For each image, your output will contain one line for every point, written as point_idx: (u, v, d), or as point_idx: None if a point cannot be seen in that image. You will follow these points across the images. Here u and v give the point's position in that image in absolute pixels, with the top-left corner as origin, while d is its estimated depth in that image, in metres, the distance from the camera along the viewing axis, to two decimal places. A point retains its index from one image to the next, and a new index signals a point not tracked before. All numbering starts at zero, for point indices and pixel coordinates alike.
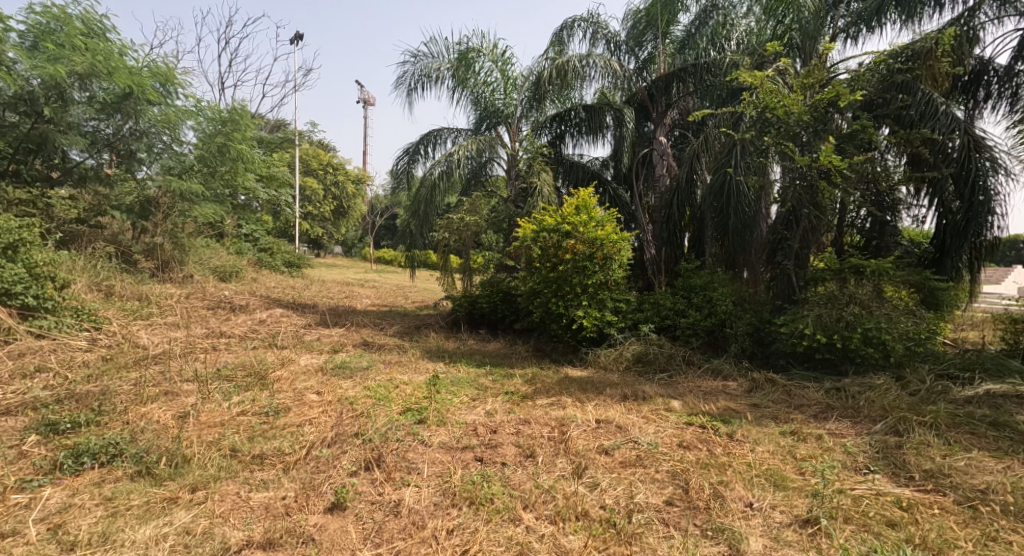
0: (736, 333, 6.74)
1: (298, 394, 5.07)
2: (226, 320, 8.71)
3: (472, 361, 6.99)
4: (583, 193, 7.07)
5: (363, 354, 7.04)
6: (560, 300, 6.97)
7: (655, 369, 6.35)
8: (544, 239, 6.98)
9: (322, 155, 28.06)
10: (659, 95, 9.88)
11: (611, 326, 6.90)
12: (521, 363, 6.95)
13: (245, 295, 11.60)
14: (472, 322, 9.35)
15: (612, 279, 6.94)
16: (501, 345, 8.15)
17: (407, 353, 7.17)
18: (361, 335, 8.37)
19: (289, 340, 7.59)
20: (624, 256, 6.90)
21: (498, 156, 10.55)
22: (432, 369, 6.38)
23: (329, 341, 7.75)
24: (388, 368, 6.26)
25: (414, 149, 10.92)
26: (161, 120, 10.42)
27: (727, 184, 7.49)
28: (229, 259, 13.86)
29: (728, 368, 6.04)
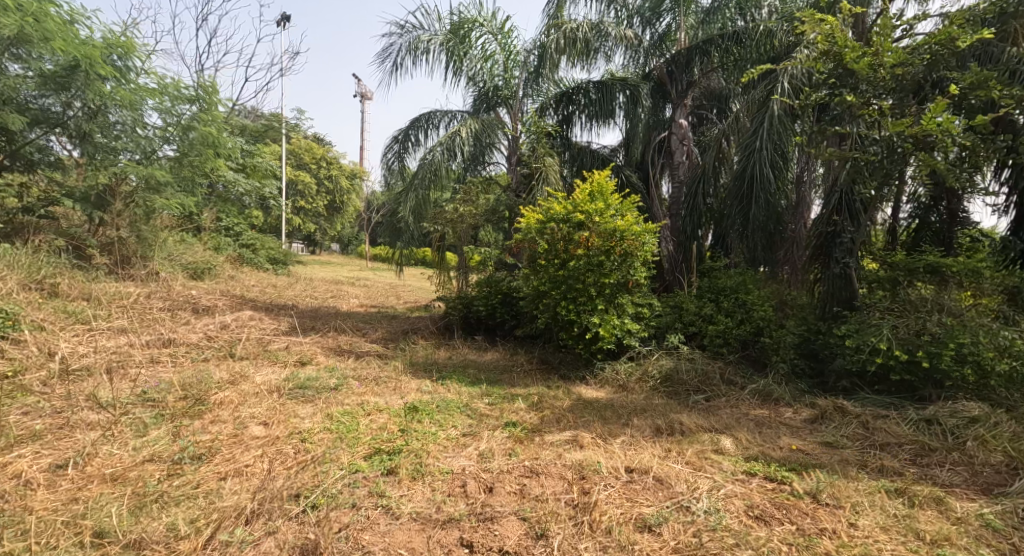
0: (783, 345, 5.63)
1: (239, 425, 3.95)
2: (183, 324, 7.57)
3: (464, 377, 5.86)
4: (597, 177, 5.97)
5: (335, 367, 5.91)
6: (571, 304, 5.79)
7: (689, 389, 5.23)
8: (551, 232, 5.88)
9: (315, 148, 26.81)
10: (679, 71, 8.74)
11: (632, 336, 5.75)
12: (523, 380, 5.83)
13: (215, 294, 10.44)
14: (465, 328, 8.19)
15: (634, 279, 5.77)
16: (499, 356, 7.01)
17: (389, 367, 6.04)
18: (337, 343, 7.23)
19: (250, 350, 6.43)
20: (648, 250, 5.72)
21: (498, 142, 9.44)
22: (416, 389, 5.25)
23: (296, 351, 6.61)
24: (361, 388, 5.14)
25: (403, 135, 9.76)
26: (118, 98, 9.18)
27: (758, 168, 6.40)
28: (203, 255, 12.70)
29: (780, 391, 4.93)
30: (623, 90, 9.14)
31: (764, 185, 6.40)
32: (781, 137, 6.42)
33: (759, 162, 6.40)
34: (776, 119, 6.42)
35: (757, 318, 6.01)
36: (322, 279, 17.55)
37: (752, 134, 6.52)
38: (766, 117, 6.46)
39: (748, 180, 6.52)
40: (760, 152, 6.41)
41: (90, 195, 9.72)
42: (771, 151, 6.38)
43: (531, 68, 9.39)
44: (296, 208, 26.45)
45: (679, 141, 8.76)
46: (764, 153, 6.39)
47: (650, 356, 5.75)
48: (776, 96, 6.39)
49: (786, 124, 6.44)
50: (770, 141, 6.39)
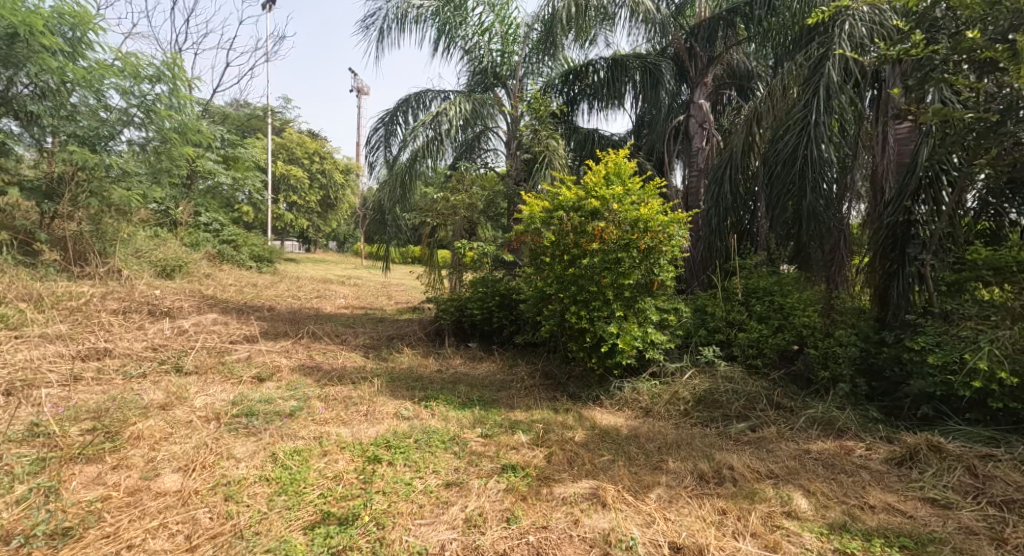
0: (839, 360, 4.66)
1: (146, 471, 3.00)
2: (131, 330, 6.54)
3: (453, 396, 4.89)
4: (614, 158, 5.02)
5: (299, 385, 4.93)
6: (583, 309, 4.80)
7: (728, 414, 4.26)
8: (559, 221, 4.94)
9: (307, 142, 25.78)
10: (700, 45, 7.78)
11: (656, 348, 4.76)
12: (525, 401, 4.88)
13: (183, 294, 9.44)
14: (458, 334, 7.22)
15: (660, 278, 4.78)
16: (495, 368, 6.05)
17: (365, 383, 5.07)
18: (308, 352, 6.25)
19: (201, 362, 5.43)
20: (676, 245, 4.76)
21: (496, 125, 8.47)
22: (393, 414, 4.29)
23: (257, 362, 5.62)
24: (326, 413, 4.17)
25: (389, 118, 8.79)
26: (70, 74, 8.21)
27: (806, 145, 5.42)
28: (177, 251, 11.71)
29: (844, 418, 3.99)
30: (639, 68, 8.36)
31: (812, 165, 5.39)
32: (834, 110, 5.45)
33: (807, 139, 5.42)
34: (831, 87, 5.49)
35: (800, 325, 5.08)
36: (310, 277, 16.53)
37: (802, 106, 5.57)
38: (819, 86, 5.52)
39: (791, 160, 5.54)
40: (810, 126, 5.44)
41: (41, 183, 8.73)
42: (823, 126, 5.39)
43: (533, 43, 8.45)
44: (287, 203, 25.41)
45: (699, 124, 7.83)
46: (814, 128, 5.42)
47: (678, 373, 4.78)
48: (830, 61, 5.47)
49: (842, 95, 5.48)
50: (821, 114, 5.42)
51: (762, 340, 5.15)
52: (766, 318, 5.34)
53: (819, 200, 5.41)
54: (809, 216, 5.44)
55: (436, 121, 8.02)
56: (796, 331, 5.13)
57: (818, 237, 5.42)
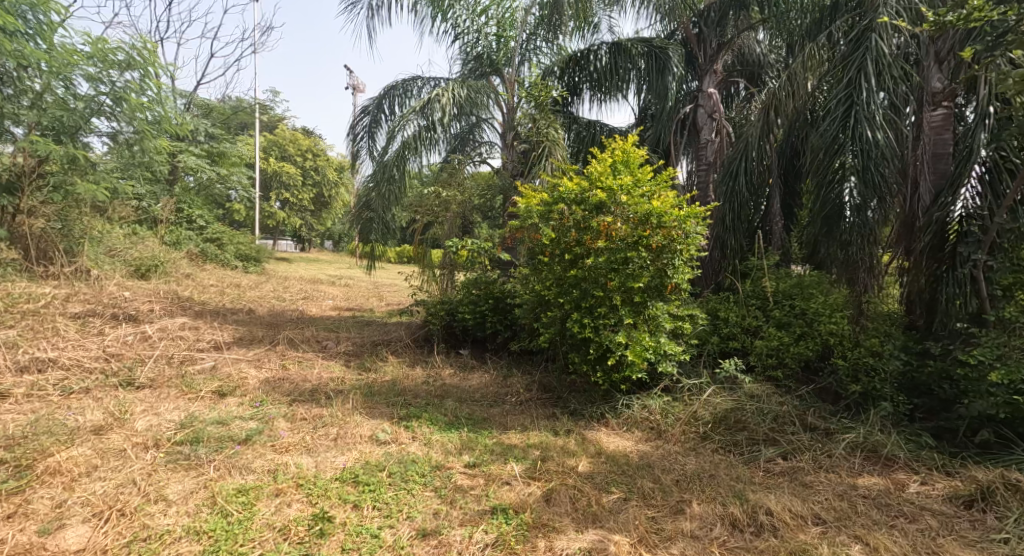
0: (879, 375, 4.11)
1: (48, 523, 2.50)
2: (88, 335, 5.96)
3: (439, 414, 4.34)
4: (622, 145, 4.48)
5: (265, 402, 4.35)
6: (586, 316, 4.24)
7: (752, 437, 3.71)
8: (560, 215, 4.42)
9: (300, 138, 25.16)
10: (710, 29, 7.23)
11: (668, 361, 4.21)
12: (520, 420, 4.30)
13: (156, 296, 8.83)
14: (448, 341, 6.64)
15: (674, 281, 4.22)
16: (488, 379, 5.48)
17: (339, 400, 4.49)
18: (282, 362, 5.67)
19: (157, 373, 4.85)
20: (692, 244, 4.20)
21: (491, 116, 7.89)
22: (367, 438, 3.73)
23: (222, 374, 5.03)
24: (289, 437, 3.60)
25: (376, 106, 8.20)
26: (29, 57, 7.60)
27: (849, 128, 4.82)
28: (155, 249, 11.11)
29: (891, 445, 3.45)
30: (644, 52, 7.73)
31: (857, 149, 4.76)
32: (883, 88, 4.84)
33: (850, 120, 4.82)
34: (879, 62, 4.88)
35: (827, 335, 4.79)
36: (298, 277, 15.89)
37: (844, 84, 4.96)
38: (864, 62, 4.88)
39: (829, 145, 4.95)
40: (854, 106, 4.84)
41: None
42: (871, 106, 4.78)
43: (532, 26, 7.87)
44: (279, 201, 24.75)
45: (709, 114, 7.29)
46: (859, 108, 4.81)
47: (695, 390, 4.20)
48: (876, 33, 4.88)
49: (892, 71, 4.88)
50: (868, 92, 4.82)
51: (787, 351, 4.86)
52: (788, 326, 5.07)
53: (865, 189, 4.75)
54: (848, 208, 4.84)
55: (430, 108, 7.45)
56: (823, 339, 4.87)
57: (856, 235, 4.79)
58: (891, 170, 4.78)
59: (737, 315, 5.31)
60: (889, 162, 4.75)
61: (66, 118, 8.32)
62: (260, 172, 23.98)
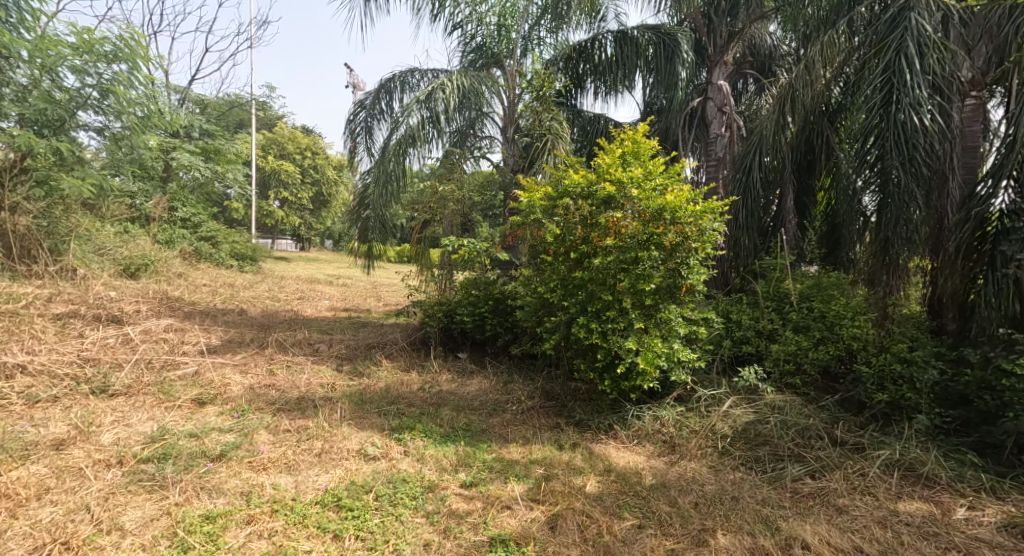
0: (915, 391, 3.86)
1: None
2: (64, 338, 5.63)
3: (434, 425, 4.02)
4: (632, 135, 4.17)
5: (247, 411, 4.03)
6: (594, 319, 3.93)
7: (775, 452, 3.40)
8: (565, 211, 4.11)
9: (298, 136, 24.88)
10: (721, 18, 6.91)
11: (682, 369, 3.90)
12: (522, 432, 3.99)
13: (144, 296, 8.51)
14: (446, 344, 6.32)
15: (689, 282, 3.90)
16: (487, 385, 5.16)
17: (327, 409, 4.17)
18: (270, 367, 5.36)
19: (134, 380, 4.53)
20: (708, 241, 3.87)
21: (493, 109, 7.56)
22: (355, 453, 3.42)
23: (204, 380, 4.71)
24: (269, 453, 3.28)
25: (373, 100, 7.87)
26: (10, 46, 7.26)
27: (889, 116, 4.35)
28: (146, 248, 10.79)
29: (930, 464, 3.14)
30: (651, 43, 7.42)
31: (896, 140, 4.32)
32: (927, 72, 4.34)
33: (890, 108, 4.34)
34: (923, 41, 4.37)
35: (850, 339, 4.61)
36: (295, 277, 15.58)
37: (884, 66, 4.44)
38: (906, 42, 4.38)
39: (866, 136, 4.49)
40: (894, 92, 4.36)
41: None
42: (913, 91, 4.30)
43: (535, 18, 7.58)
44: (277, 200, 24.42)
45: (719, 107, 6.96)
46: (900, 94, 4.34)
47: (711, 400, 3.88)
48: (916, 11, 4.39)
49: (937, 51, 4.37)
50: (912, 75, 4.32)
51: (807, 356, 4.70)
52: (805, 328, 4.93)
53: (907, 184, 4.33)
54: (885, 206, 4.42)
55: (433, 98, 7.13)
56: (846, 343, 4.64)
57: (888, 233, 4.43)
58: (933, 163, 4.35)
59: (751, 318, 5.15)
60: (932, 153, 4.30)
61: (50, 111, 7.98)
62: (258, 170, 23.67)
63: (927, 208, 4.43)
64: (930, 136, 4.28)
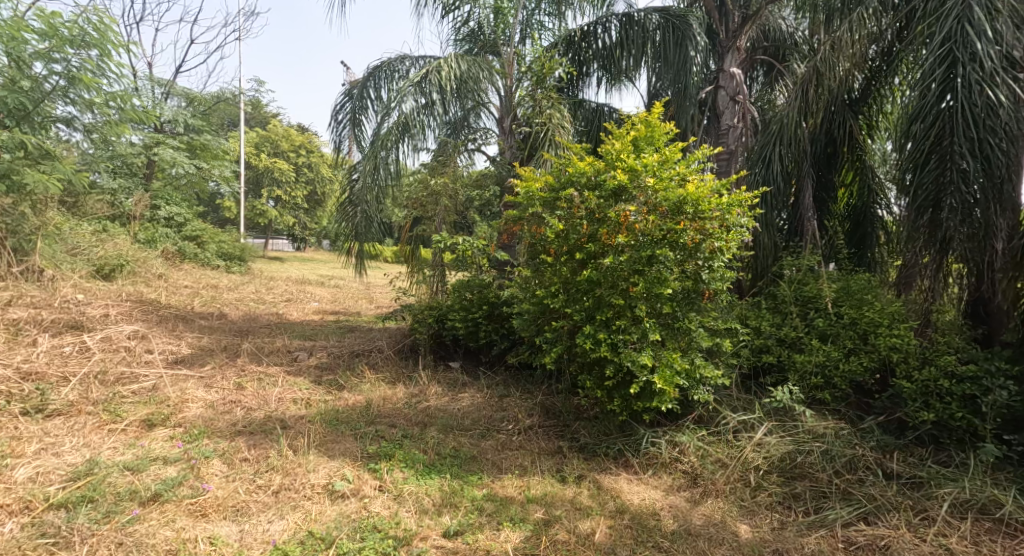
0: (979, 418, 3.46)
1: None
2: (11, 348, 5.07)
3: (418, 451, 3.50)
4: (645, 118, 3.66)
5: (201, 435, 3.50)
6: (604, 328, 3.41)
7: (819, 488, 2.88)
8: (569, 204, 3.58)
9: (292, 135, 24.36)
10: None
11: (702, 387, 3.39)
12: (519, 460, 3.46)
13: (116, 299, 7.96)
14: (437, 352, 5.78)
15: (712, 287, 3.41)
16: (481, 400, 4.61)
17: (295, 432, 3.63)
18: (238, 380, 4.81)
19: (77, 397, 3.98)
20: (735, 239, 3.36)
21: (489, 100, 7.03)
22: (319, 490, 2.89)
23: (159, 397, 4.16)
24: (214, 492, 2.76)
25: (359, 89, 7.27)
26: None
27: (949, 93, 3.91)
28: (123, 248, 10.22)
29: (1006, 507, 2.62)
30: (658, 26, 6.88)
31: (959, 120, 3.84)
32: (998, 42, 3.88)
33: (950, 84, 3.92)
34: (994, 8, 3.92)
35: (885, 349, 4.13)
36: (286, 277, 15.02)
37: (945, 37, 4.01)
38: (972, 9, 3.94)
39: (923, 118, 4.02)
40: (959, 66, 3.90)
41: None
42: (980, 65, 3.85)
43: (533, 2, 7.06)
44: (270, 199, 23.84)
45: (731, 96, 6.44)
46: (966, 67, 3.88)
47: (738, 424, 3.34)
48: None
49: (1010, 19, 3.91)
50: (981, 46, 3.86)
51: (836, 368, 4.26)
52: (835, 336, 4.42)
53: (975, 171, 3.80)
54: (942, 197, 3.91)
55: (427, 81, 6.61)
56: (881, 355, 4.17)
57: (943, 229, 3.89)
58: (1007, 147, 3.80)
59: (771, 325, 4.68)
60: (1006, 136, 3.78)
61: (14, 102, 7.38)
62: (250, 168, 23.10)
63: (1005, 200, 3.82)
64: (1002, 116, 3.77)
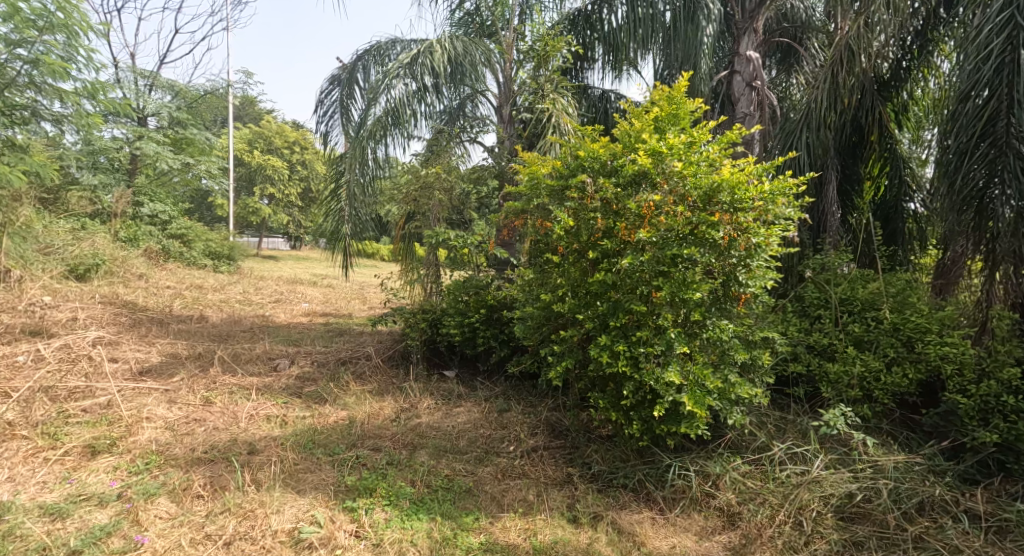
0: None
1: None
2: None
3: (404, 482, 3.01)
4: (669, 93, 3.14)
5: (150, 465, 2.98)
6: (621, 339, 2.91)
7: (887, 535, 2.41)
8: (580, 193, 3.13)
9: (286, 131, 23.76)
10: None
11: (736, 408, 2.90)
12: (522, 493, 2.97)
13: (87, 301, 7.41)
14: (430, 360, 5.28)
15: (749, 291, 2.90)
16: (478, 416, 4.12)
17: (260, 459, 3.12)
18: (206, 394, 4.29)
19: (15, 419, 3.46)
20: (777, 232, 2.85)
21: (486, 86, 6.49)
22: (283, 539, 2.42)
23: (111, 415, 3.64)
24: (151, 544, 2.29)
25: (348, 75, 6.73)
26: None
27: (1010, 68, 3.43)
28: (100, 246, 9.69)
29: None
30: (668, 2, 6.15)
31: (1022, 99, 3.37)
32: None
33: (1010, 57, 3.43)
34: None
35: (935, 360, 3.60)
36: (277, 277, 14.52)
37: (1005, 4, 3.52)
38: None
39: (978, 96, 3.54)
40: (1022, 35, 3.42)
41: None
42: None
43: None
44: (264, 197, 23.28)
45: (748, 81, 5.88)
46: None
47: (785, 455, 2.86)
48: None
49: None
50: None
51: (876, 381, 3.75)
52: (875, 345, 3.93)
53: None
54: (998, 187, 3.43)
55: (416, 63, 6.07)
56: (930, 365, 3.65)
57: (998, 224, 3.41)
58: None
59: (799, 331, 4.17)
60: None
61: None
62: (243, 165, 22.54)
63: None
64: None
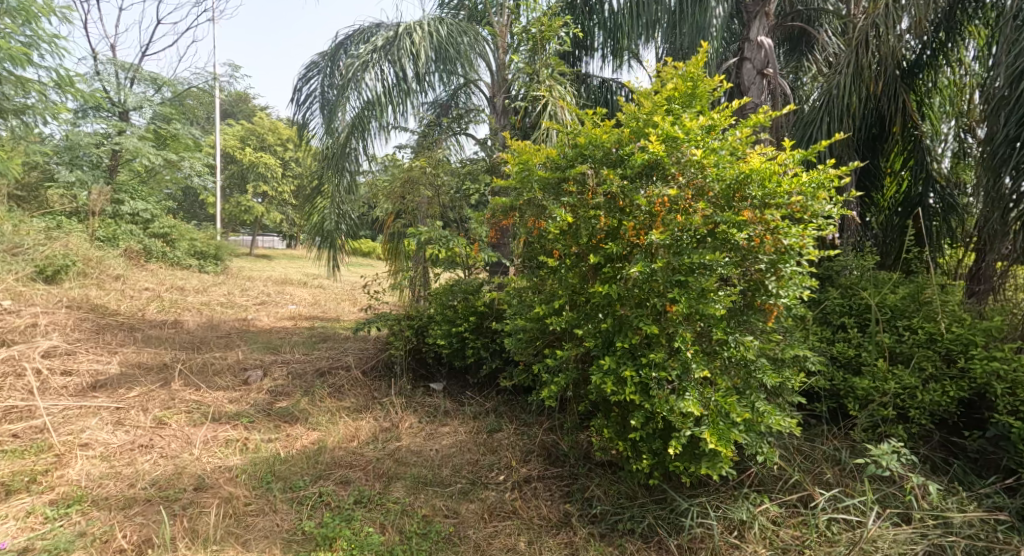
0: None
1: None
2: None
3: (371, 528, 2.57)
4: (682, 70, 2.69)
5: (71, 509, 2.53)
6: (627, 361, 2.46)
7: None
8: (580, 187, 2.70)
9: (279, 128, 23.18)
10: None
11: (762, 440, 2.45)
12: (512, 539, 2.55)
13: (52, 305, 6.91)
14: (416, 372, 4.82)
15: (779, 301, 2.46)
16: (465, 438, 3.67)
17: (205, 499, 2.68)
18: (160, 414, 3.82)
19: None
20: (813, 231, 2.41)
21: (478, 74, 6.03)
22: None
23: (42, 442, 3.18)
24: None
25: (329, 62, 6.27)
26: None
27: None
28: (74, 246, 9.20)
29: None
30: None
31: None
32: None
33: None
34: None
35: (980, 377, 3.15)
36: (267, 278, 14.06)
37: None
38: None
39: None
40: None
41: None
42: None
43: None
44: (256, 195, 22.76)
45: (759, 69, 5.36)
46: None
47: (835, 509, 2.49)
48: None
49: None
50: None
51: (911, 398, 3.30)
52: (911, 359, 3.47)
53: None
54: None
55: (398, 47, 5.60)
56: (974, 382, 3.20)
57: None
58: None
59: (823, 340, 3.69)
60: None
61: None
62: (233, 162, 21.99)
63: None
64: None
